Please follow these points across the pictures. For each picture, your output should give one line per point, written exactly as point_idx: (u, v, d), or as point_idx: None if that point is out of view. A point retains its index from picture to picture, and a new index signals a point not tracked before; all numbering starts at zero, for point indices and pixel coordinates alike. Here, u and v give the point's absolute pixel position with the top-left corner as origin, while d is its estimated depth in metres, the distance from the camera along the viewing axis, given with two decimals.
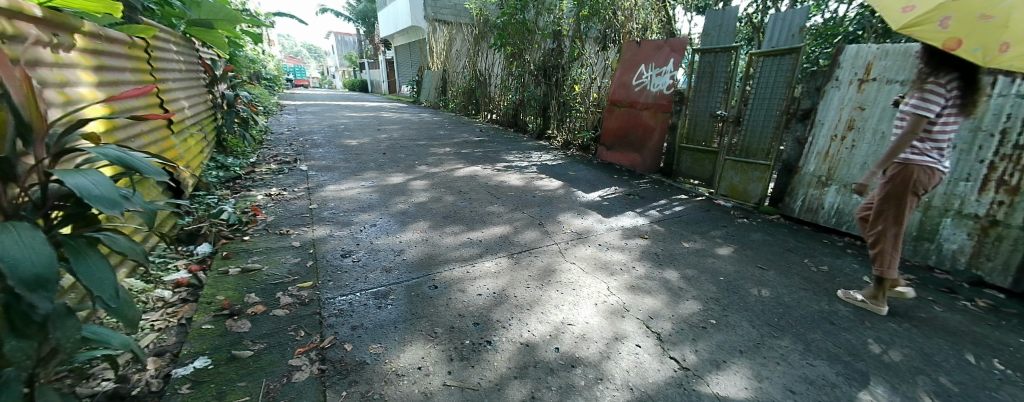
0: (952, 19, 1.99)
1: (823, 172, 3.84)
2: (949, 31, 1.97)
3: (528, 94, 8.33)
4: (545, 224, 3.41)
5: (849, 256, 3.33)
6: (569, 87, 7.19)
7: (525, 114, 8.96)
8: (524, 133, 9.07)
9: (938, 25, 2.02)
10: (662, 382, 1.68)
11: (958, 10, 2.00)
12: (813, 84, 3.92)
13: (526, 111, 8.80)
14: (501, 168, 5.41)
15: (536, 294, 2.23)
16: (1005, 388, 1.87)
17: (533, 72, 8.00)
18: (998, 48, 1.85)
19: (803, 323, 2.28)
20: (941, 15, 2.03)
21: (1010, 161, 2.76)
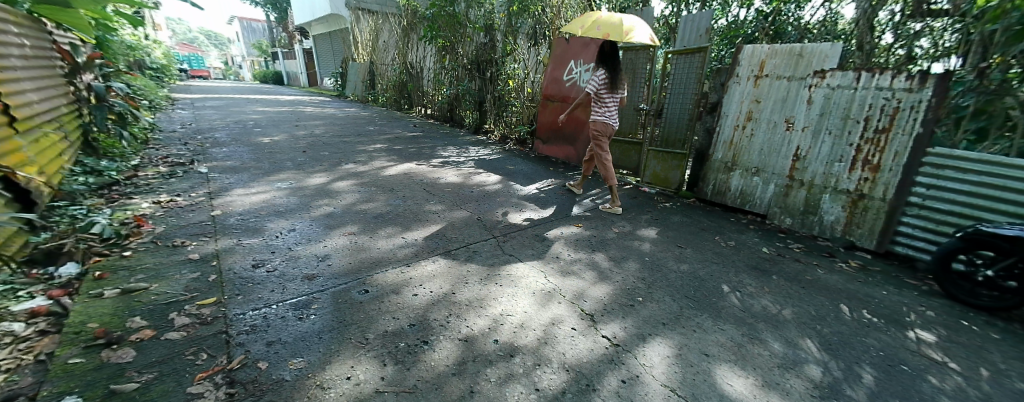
0: (600, 28, 4.14)
1: (729, 158, 4.28)
2: (602, 32, 4.10)
3: (461, 88, 8.23)
4: (481, 219, 3.40)
5: (751, 231, 3.76)
6: (504, 82, 7.23)
7: (461, 109, 8.86)
8: (460, 128, 8.97)
9: (596, 31, 4.17)
10: (595, 360, 1.74)
11: (599, 25, 4.22)
12: (719, 80, 4.34)
13: (461, 105, 8.71)
14: (437, 164, 5.30)
15: (472, 289, 2.21)
16: (870, 333, 2.23)
17: (466, 66, 7.93)
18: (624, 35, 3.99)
19: (716, 294, 2.53)
20: (596, 27, 4.20)
21: (871, 144, 3.29)
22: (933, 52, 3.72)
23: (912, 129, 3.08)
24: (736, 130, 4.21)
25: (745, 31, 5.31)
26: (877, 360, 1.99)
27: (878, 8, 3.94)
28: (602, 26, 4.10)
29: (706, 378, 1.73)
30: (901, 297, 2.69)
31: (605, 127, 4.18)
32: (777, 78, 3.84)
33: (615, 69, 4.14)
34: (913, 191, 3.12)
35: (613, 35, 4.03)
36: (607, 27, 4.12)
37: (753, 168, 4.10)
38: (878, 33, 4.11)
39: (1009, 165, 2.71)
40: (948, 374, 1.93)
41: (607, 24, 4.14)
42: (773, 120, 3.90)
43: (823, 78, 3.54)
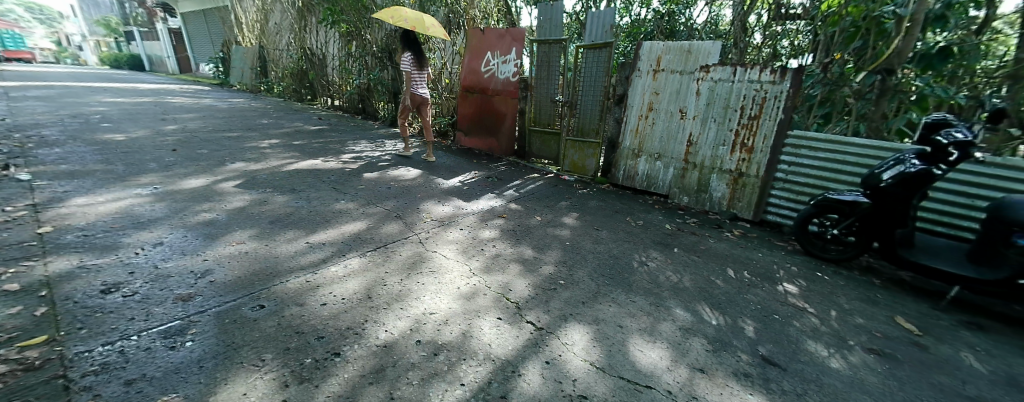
0: (409, 21, 5.09)
1: (636, 146, 4.65)
2: (410, 24, 5.07)
3: (372, 78, 7.73)
4: (400, 215, 3.23)
5: (656, 210, 4.15)
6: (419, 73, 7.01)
7: (374, 100, 8.34)
8: (374, 121, 8.46)
9: (405, 22, 5.08)
10: (520, 347, 1.76)
11: (403, 16, 5.12)
12: (623, 74, 4.67)
13: (373, 96, 8.20)
14: (349, 160, 4.91)
15: (391, 289, 2.08)
16: (751, 290, 2.61)
17: (376, 54, 7.47)
18: (429, 29, 5.15)
19: (628, 269, 2.74)
20: (403, 19, 5.10)
21: (746, 129, 3.83)
22: (792, 51, 4.41)
23: (776, 116, 3.63)
24: (640, 120, 4.58)
25: (645, 29, 5.79)
26: (756, 313, 2.33)
27: (750, 11, 4.46)
28: (410, 20, 5.07)
29: (621, 348, 1.86)
30: (773, 257, 3.19)
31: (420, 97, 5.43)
32: (671, 72, 4.25)
33: (419, 50, 5.32)
34: (778, 167, 3.71)
35: (421, 29, 5.10)
36: (412, 20, 5.14)
37: (655, 153, 4.50)
38: (750, 33, 4.62)
39: (843, 144, 3.35)
40: (807, 317, 2.33)
41: (411, 18, 5.14)
42: (670, 110, 4.31)
43: (708, 72, 4.00)
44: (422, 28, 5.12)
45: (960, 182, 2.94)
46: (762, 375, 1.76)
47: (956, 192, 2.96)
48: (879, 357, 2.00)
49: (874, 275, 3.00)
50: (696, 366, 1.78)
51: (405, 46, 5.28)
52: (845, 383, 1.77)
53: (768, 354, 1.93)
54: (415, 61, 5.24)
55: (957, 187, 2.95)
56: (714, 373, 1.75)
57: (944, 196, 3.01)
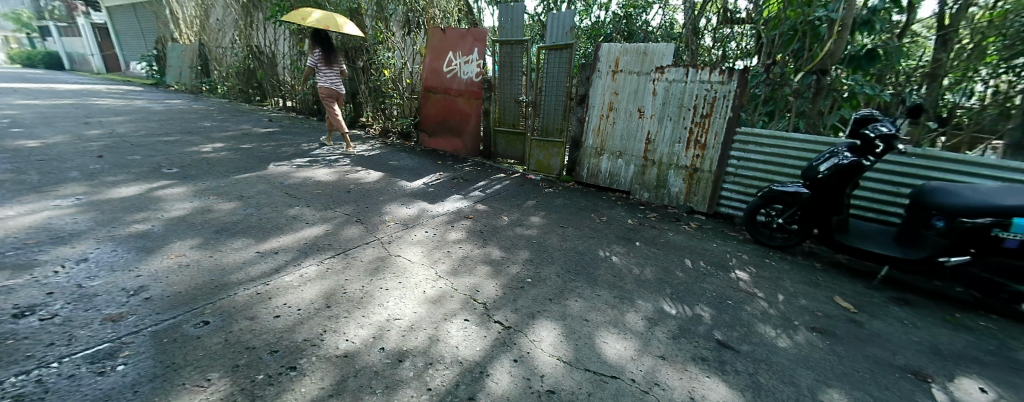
0: (319, 20, 5.17)
1: (598, 144, 4.77)
2: (321, 23, 5.14)
3: None
4: (361, 219, 3.12)
5: (619, 206, 4.28)
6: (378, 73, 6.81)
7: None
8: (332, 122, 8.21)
9: (316, 21, 5.16)
10: (487, 347, 1.74)
11: (313, 17, 5.21)
12: (584, 74, 4.77)
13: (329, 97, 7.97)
14: (304, 163, 4.68)
15: (351, 296, 1.99)
16: (707, 278, 2.75)
17: None
18: (341, 26, 5.29)
19: (593, 264, 2.80)
20: (314, 20, 5.15)
21: (699, 126, 4.03)
22: (737, 54, 4.66)
23: (726, 114, 3.85)
24: (601, 119, 4.70)
25: (605, 31, 5.92)
26: (712, 300, 2.45)
27: (700, 15, 4.74)
28: (321, 19, 5.15)
29: (588, 341, 1.89)
30: (727, 246, 3.38)
31: (331, 91, 5.90)
32: (629, 73, 4.39)
33: (329, 46, 5.75)
34: (728, 162, 3.94)
35: (332, 26, 5.19)
36: (324, 19, 5.22)
37: (617, 151, 4.64)
38: (701, 36, 4.86)
39: (786, 139, 3.60)
40: (757, 301, 2.49)
41: (323, 18, 5.22)
42: (629, 109, 4.45)
43: (663, 73, 4.16)
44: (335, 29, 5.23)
45: (886, 171, 3.24)
46: (718, 358, 1.85)
47: (883, 180, 3.26)
48: (821, 334, 2.16)
49: (816, 260, 3.25)
50: (657, 354, 1.85)
51: (315, 42, 5.70)
52: (791, 360, 1.90)
53: (724, 338, 2.04)
54: (323, 56, 5.69)
55: (883, 176, 3.26)
56: (674, 359, 1.82)
57: (873, 184, 3.31)
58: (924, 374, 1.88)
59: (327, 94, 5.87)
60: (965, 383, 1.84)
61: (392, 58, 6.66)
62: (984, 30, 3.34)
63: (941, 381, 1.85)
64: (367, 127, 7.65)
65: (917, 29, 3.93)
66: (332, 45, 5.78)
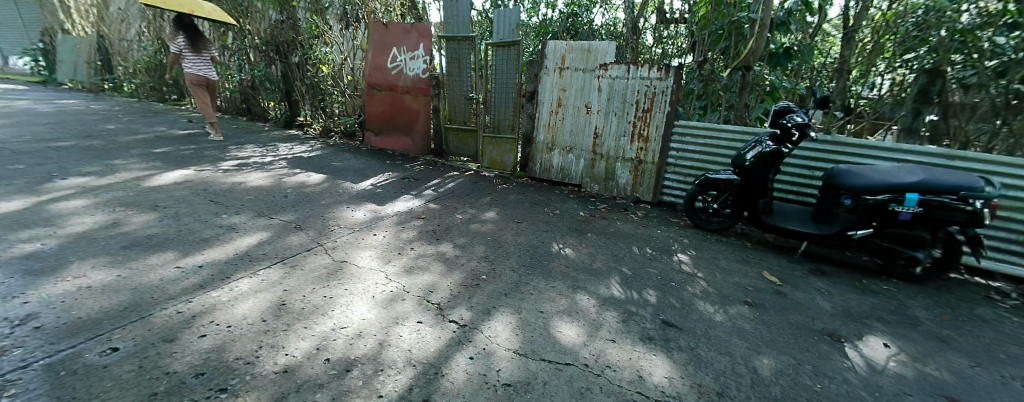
0: (182, 6, 5.14)
1: (549, 140, 4.85)
2: (186, 8, 5.14)
3: (258, 74, 7.02)
4: (301, 225, 2.93)
5: (571, 199, 4.39)
6: (314, 67, 6.54)
7: (261, 99, 7.69)
8: (266, 121, 7.76)
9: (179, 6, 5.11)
10: (441, 347, 1.69)
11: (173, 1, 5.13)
12: (532, 71, 4.82)
13: (261, 95, 7.53)
14: (234, 168, 4.31)
15: (292, 308, 1.85)
16: (654, 263, 2.91)
17: (260, 46, 6.95)
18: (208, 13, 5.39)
19: (547, 257, 2.86)
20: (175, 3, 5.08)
21: (642, 120, 4.24)
22: (675, 53, 4.83)
23: (665, 108, 4.09)
24: (551, 115, 4.78)
25: (553, 29, 6.07)
26: (657, 283, 2.60)
27: (640, 14, 4.90)
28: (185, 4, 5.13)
29: (543, 331, 1.92)
30: (671, 232, 3.59)
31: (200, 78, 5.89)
32: (575, 70, 4.51)
33: (195, 33, 5.76)
34: (669, 153, 4.18)
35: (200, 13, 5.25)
36: (187, 5, 5.21)
37: (567, 147, 4.75)
38: (642, 35, 5.03)
39: (717, 130, 3.90)
40: (697, 281, 2.67)
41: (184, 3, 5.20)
42: (577, 105, 4.57)
43: (606, 70, 4.32)
44: (202, 14, 5.37)
45: (803, 157, 3.60)
46: (663, 337, 1.97)
47: (800, 165, 3.62)
48: (752, 307, 2.37)
49: (748, 239, 3.55)
50: (608, 338, 1.92)
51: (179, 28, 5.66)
52: (727, 333, 2.06)
53: (668, 318, 2.16)
54: (189, 43, 5.68)
55: (800, 161, 3.62)
56: (624, 341, 1.91)
57: (792, 169, 3.67)
58: (838, 335, 2.13)
59: (196, 80, 5.86)
60: (870, 341, 2.10)
61: (331, 54, 6.36)
62: (885, 29, 3.78)
63: (851, 339, 2.10)
64: (306, 127, 7.19)
65: (826, 29, 4.33)
66: (200, 33, 5.79)
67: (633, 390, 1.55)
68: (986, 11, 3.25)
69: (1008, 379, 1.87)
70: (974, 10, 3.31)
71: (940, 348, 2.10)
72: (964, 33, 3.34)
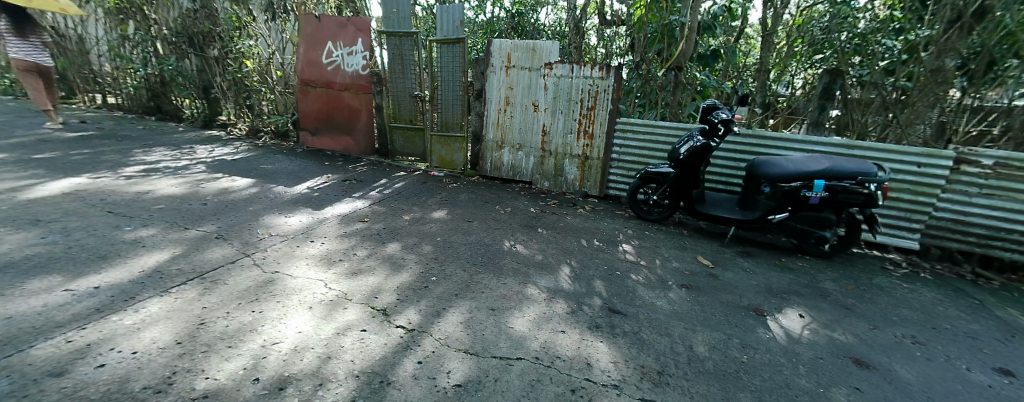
0: None
1: (499, 138, 4.85)
2: None
3: (167, 68, 6.37)
4: (224, 235, 2.68)
5: (522, 196, 4.43)
6: (234, 61, 6.09)
7: (174, 96, 6.98)
8: (179, 121, 7.06)
9: None
10: (388, 354, 1.62)
11: None
12: (478, 69, 4.79)
13: (173, 92, 6.84)
14: (140, 174, 3.84)
15: (213, 327, 1.67)
16: (601, 254, 3.02)
17: (168, 38, 6.33)
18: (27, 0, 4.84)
19: (498, 254, 2.86)
20: None
21: (587, 118, 4.38)
22: (618, 52, 5.04)
23: (608, 106, 4.26)
24: (499, 113, 4.78)
25: (499, 27, 6.07)
26: (604, 273, 2.70)
27: (583, 17, 5.14)
28: None
29: (495, 328, 1.92)
30: (617, 224, 3.75)
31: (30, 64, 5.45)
32: (521, 68, 4.55)
33: (17, 16, 5.27)
34: (613, 149, 4.36)
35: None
36: None
37: (516, 144, 4.78)
38: (587, 36, 5.26)
39: (655, 126, 4.13)
40: (640, 268, 2.82)
41: None
42: (525, 103, 4.61)
43: (551, 69, 4.41)
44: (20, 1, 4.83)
45: (730, 150, 3.92)
46: (610, 324, 2.05)
47: (728, 158, 3.94)
48: (690, 289, 2.55)
49: (685, 228, 3.81)
50: (558, 329, 1.97)
51: None
52: (668, 316, 2.19)
53: (613, 305, 2.26)
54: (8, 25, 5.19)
55: (728, 154, 3.94)
56: (573, 331, 1.96)
57: (721, 161, 3.98)
58: (762, 309, 2.35)
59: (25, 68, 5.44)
60: (789, 313, 2.34)
61: (255, 47, 5.95)
62: (796, 34, 4.41)
63: (772, 313, 2.33)
64: (229, 126, 6.61)
65: (750, 32, 4.97)
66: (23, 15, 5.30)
67: (582, 377, 1.59)
68: (879, 18, 3.75)
69: (898, 338, 2.18)
70: (868, 18, 3.84)
71: (845, 315, 2.39)
72: (861, 37, 3.85)
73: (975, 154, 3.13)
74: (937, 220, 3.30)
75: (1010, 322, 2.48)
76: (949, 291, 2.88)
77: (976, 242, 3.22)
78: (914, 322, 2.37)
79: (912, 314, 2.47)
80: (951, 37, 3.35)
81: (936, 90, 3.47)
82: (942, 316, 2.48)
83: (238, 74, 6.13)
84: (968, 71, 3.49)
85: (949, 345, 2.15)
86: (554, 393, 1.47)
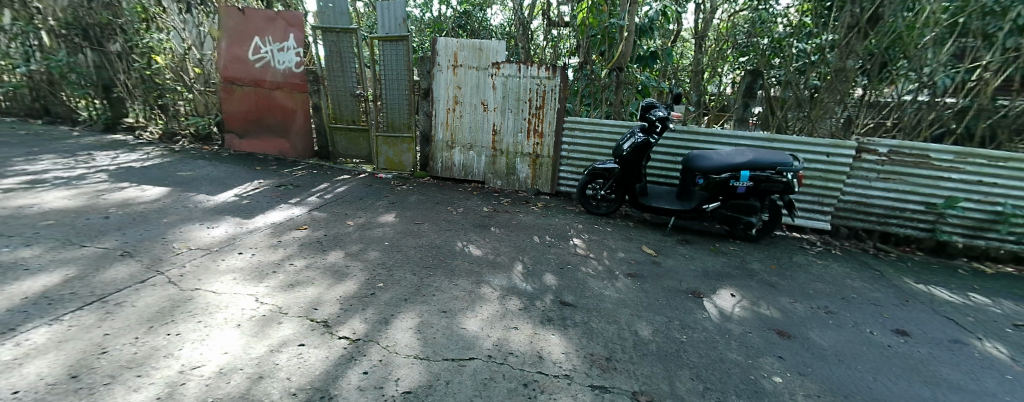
0: None
1: (449, 138, 4.77)
2: None
3: (58, 63, 5.61)
4: (132, 252, 2.39)
5: (474, 196, 4.40)
6: (141, 57, 5.54)
7: (65, 96, 6.14)
8: (74, 124, 6.21)
9: None
10: (330, 367, 1.52)
11: None
12: (424, 68, 4.68)
13: (65, 91, 6.01)
14: (22, 186, 3.32)
15: (116, 356, 1.47)
16: (553, 250, 3.07)
17: (59, 30, 5.60)
18: None
19: (450, 256, 2.81)
20: None
21: (536, 117, 4.44)
22: (564, 53, 5.16)
23: (555, 106, 4.35)
24: (448, 113, 4.70)
25: (446, 26, 5.99)
26: (556, 267, 2.76)
27: (531, 18, 5.20)
28: None
29: (446, 331, 1.88)
30: (567, 220, 3.84)
31: None
32: (469, 67, 4.51)
33: None
34: (563, 147, 4.46)
35: None
36: None
37: (466, 144, 4.74)
38: (536, 37, 5.32)
39: (600, 124, 4.28)
40: (590, 261, 2.92)
41: None
42: (474, 102, 4.58)
43: (499, 69, 4.42)
44: None
45: (669, 146, 4.16)
46: (561, 316, 2.09)
47: (667, 153, 4.18)
48: (635, 278, 2.67)
49: (631, 220, 4.00)
50: (511, 326, 1.97)
51: None
52: (615, 304, 2.28)
53: (565, 298, 2.31)
54: None
55: (667, 149, 4.18)
56: (525, 327, 1.97)
57: (661, 157, 4.22)
58: (699, 292, 2.52)
59: None
60: (723, 294, 2.53)
61: (167, 41, 5.47)
62: (724, 38, 4.74)
63: (708, 294, 2.51)
64: (138, 130, 5.97)
65: (685, 36, 5.30)
66: None
67: (534, 370, 1.61)
68: (793, 24, 4.21)
69: (815, 309, 2.44)
70: (784, 24, 4.29)
71: (770, 292, 2.63)
72: (779, 41, 4.29)
73: (872, 144, 3.59)
74: (844, 203, 3.75)
75: (902, 289, 2.87)
76: (855, 264, 3.27)
77: (876, 221, 3.70)
78: (827, 294, 2.66)
79: (825, 287, 2.78)
80: (851, 41, 3.93)
81: (841, 87, 4.02)
82: (849, 287, 2.81)
83: (146, 71, 5.55)
84: (866, 70, 4.07)
85: (855, 312, 2.44)
86: (507, 389, 1.47)
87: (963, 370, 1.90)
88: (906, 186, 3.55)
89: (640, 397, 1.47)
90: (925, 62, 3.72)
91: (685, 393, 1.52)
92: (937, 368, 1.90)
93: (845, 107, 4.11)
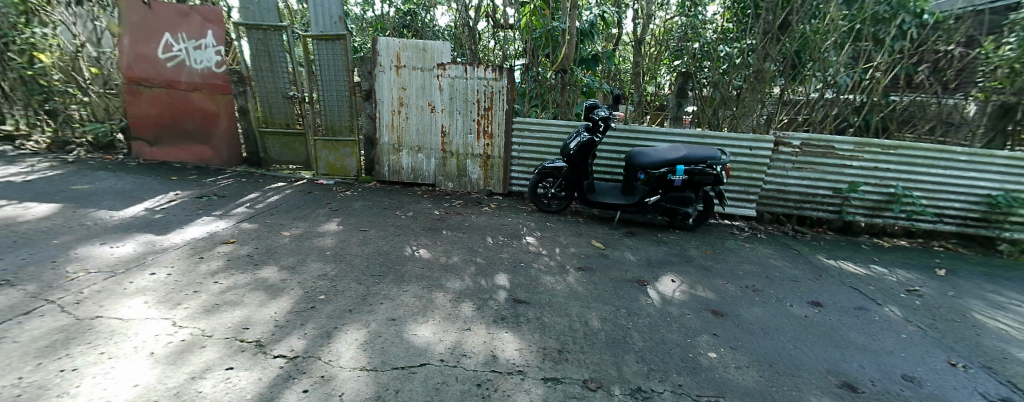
0: None
1: (395, 140, 4.62)
2: None
3: None
4: (11, 280, 2.04)
5: (424, 199, 4.30)
6: (18, 54, 4.81)
7: None
8: None
9: None
10: (266, 388, 1.41)
11: None
12: (365, 68, 4.50)
13: None
14: None
15: None
16: (505, 249, 3.09)
17: None
18: None
19: (398, 262, 2.73)
20: None
21: (485, 118, 4.44)
22: (511, 54, 5.22)
23: (503, 106, 4.37)
24: (393, 115, 4.55)
25: (388, 25, 5.80)
26: (509, 266, 2.78)
27: (479, 18, 5.19)
28: None
29: (394, 339, 1.82)
30: (519, 219, 3.88)
31: None
32: (413, 68, 4.40)
33: None
34: (512, 148, 4.50)
35: None
36: None
37: (414, 146, 4.62)
38: (484, 39, 5.33)
39: (548, 125, 4.37)
40: (541, 258, 2.96)
41: None
42: (420, 104, 4.48)
43: (444, 70, 4.35)
44: None
45: (614, 144, 4.35)
46: (513, 314, 2.10)
47: (613, 151, 4.37)
48: (584, 271, 2.75)
49: (580, 216, 4.12)
50: (463, 328, 1.95)
51: None
52: (565, 298, 2.33)
53: (517, 296, 2.32)
54: None
55: (612, 147, 4.36)
56: (477, 328, 1.96)
57: (607, 154, 4.39)
58: (644, 280, 2.66)
59: None
60: (665, 281, 2.69)
61: (54, 36, 4.90)
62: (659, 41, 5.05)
63: (652, 282, 2.65)
64: (19, 139, 5.18)
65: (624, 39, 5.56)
66: None
67: (487, 370, 1.60)
68: (720, 30, 4.67)
69: (744, 288, 2.67)
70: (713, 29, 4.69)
71: (705, 275, 2.83)
72: (707, 46, 4.68)
73: (787, 137, 3.99)
74: (767, 191, 4.14)
75: (815, 265, 3.23)
76: (777, 246, 3.63)
77: (794, 206, 4.13)
78: (754, 274, 2.92)
79: (752, 268, 3.05)
80: (766, 45, 4.34)
81: (760, 89, 4.46)
82: (773, 267, 3.11)
83: (27, 71, 4.85)
84: (781, 72, 4.50)
85: (778, 288, 2.70)
86: (459, 391, 1.45)
87: (864, 332, 2.18)
88: (817, 174, 4.01)
89: (591, 384, 1.52)
90: (829, 64, 4.26)
91: (632, 376, 1.60)
92: (844, 333, 2.16)
93: (765, 105, 4.56)
